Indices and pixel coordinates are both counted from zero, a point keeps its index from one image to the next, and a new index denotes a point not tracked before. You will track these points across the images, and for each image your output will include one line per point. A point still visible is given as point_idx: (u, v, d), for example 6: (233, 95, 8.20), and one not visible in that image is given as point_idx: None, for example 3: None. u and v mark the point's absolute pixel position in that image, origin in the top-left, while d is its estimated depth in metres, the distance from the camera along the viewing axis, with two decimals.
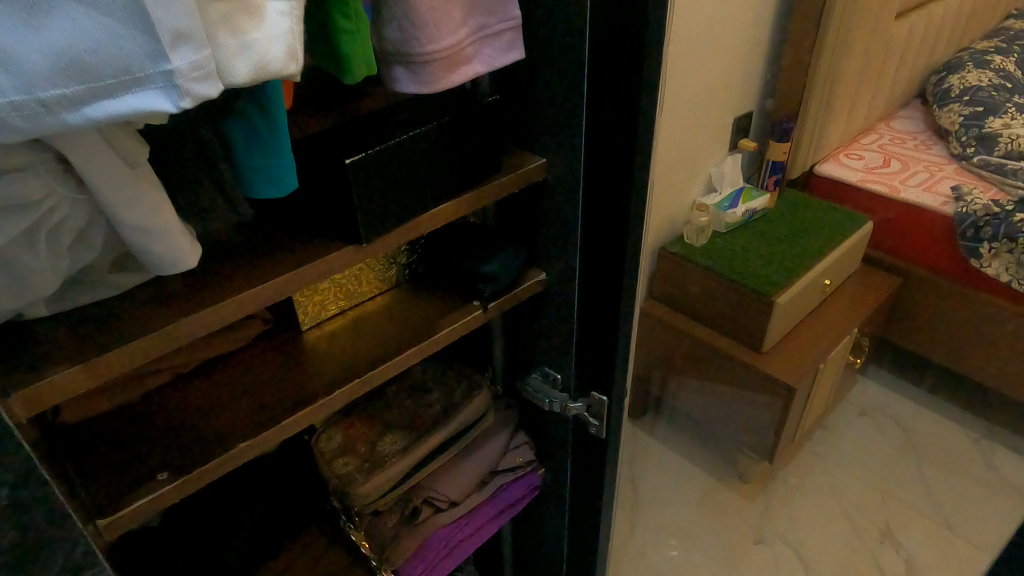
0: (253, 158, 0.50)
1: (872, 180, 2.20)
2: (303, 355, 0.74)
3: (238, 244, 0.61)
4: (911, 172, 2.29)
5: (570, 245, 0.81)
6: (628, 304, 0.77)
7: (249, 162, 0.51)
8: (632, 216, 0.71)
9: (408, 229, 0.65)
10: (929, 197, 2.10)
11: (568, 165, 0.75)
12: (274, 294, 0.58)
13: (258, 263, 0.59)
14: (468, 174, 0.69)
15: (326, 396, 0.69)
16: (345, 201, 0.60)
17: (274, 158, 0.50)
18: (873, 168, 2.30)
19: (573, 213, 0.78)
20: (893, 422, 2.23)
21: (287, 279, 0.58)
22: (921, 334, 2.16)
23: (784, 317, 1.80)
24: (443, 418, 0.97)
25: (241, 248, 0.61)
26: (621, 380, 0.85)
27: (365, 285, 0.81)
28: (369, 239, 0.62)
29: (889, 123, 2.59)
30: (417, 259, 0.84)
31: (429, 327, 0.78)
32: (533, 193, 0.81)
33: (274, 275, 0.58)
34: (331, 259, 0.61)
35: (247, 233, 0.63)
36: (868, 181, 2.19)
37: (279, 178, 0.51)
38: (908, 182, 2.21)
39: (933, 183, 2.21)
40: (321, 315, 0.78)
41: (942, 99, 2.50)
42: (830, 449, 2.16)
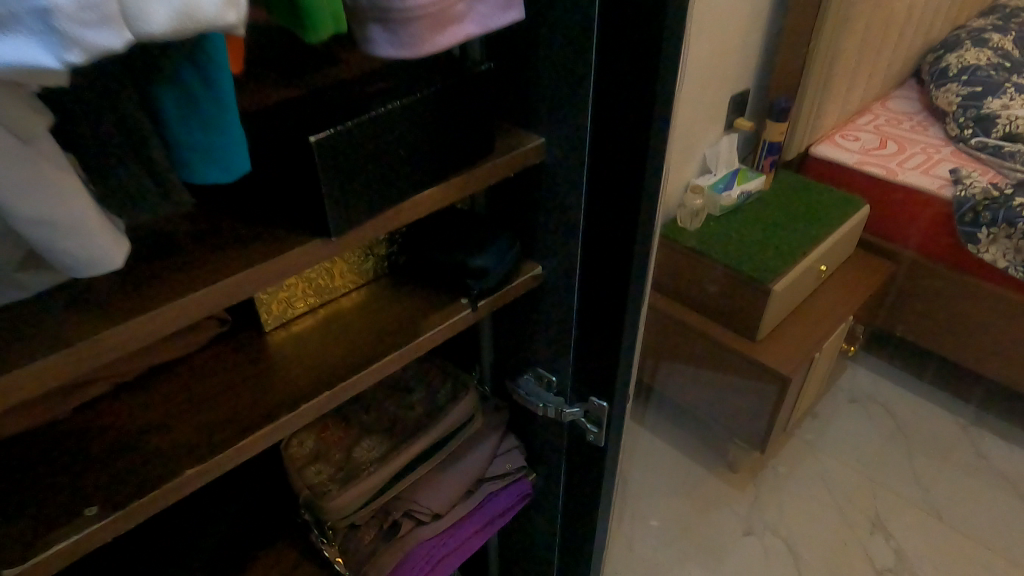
0: (187, 132, 0.40)
1: (870, 163, 2.13)
2: (268, 360, 0.65)
3: (184, 238, 0.52)
4: (908, 154, 2.22)
5: (570, 235, 0.72)
6: (636, 304, 0.69)
7: (178, 134, 0.40)
8: (645, 204, 0.62)
9: (387, 219, 0.56)
10: (927, 180, 2.04)
11: (571, 145, 0.66)
12: (224, 297, 0.48)
13: (207, 258, 0.50)
14: (456, 154, 0.60)
15: (291, 411, 0.59)
16: (311, 186, 0.50)
17: (216, 137, 0.41)
18: (870, 150, 2.23)
19: (576, 200, 0.69)
20: (883, 410, 2.19)
21: (239, 281, 0.48)
22: (914, 321, 2.12)
23: (780, 304, 1.73)
24: (426, 423, 0.88)
25: (189, 241, 0.51)
26: (625, 386, 0.77)
27: (339, 280, 0.71)
28: (341, 232, 0.53)
29: (885, 104, 2.52)
30: (398, 250, 0.75)
31: (410, 327, 0.68)
32: (530, 177, 0.72)
33: (222, 276, 0.48)
34: (295, 254, 0.51)
35: (197, 224, 0.53)
36: (865, 164, 2.13)
37: (216, 158, 0.42)
38: (906, 164, 2.15)
39: (930, 165, 2.15)
40: (288, 313, 0.68)
41: (939, 79, 2.43)
42: (819, 437, 2.11)
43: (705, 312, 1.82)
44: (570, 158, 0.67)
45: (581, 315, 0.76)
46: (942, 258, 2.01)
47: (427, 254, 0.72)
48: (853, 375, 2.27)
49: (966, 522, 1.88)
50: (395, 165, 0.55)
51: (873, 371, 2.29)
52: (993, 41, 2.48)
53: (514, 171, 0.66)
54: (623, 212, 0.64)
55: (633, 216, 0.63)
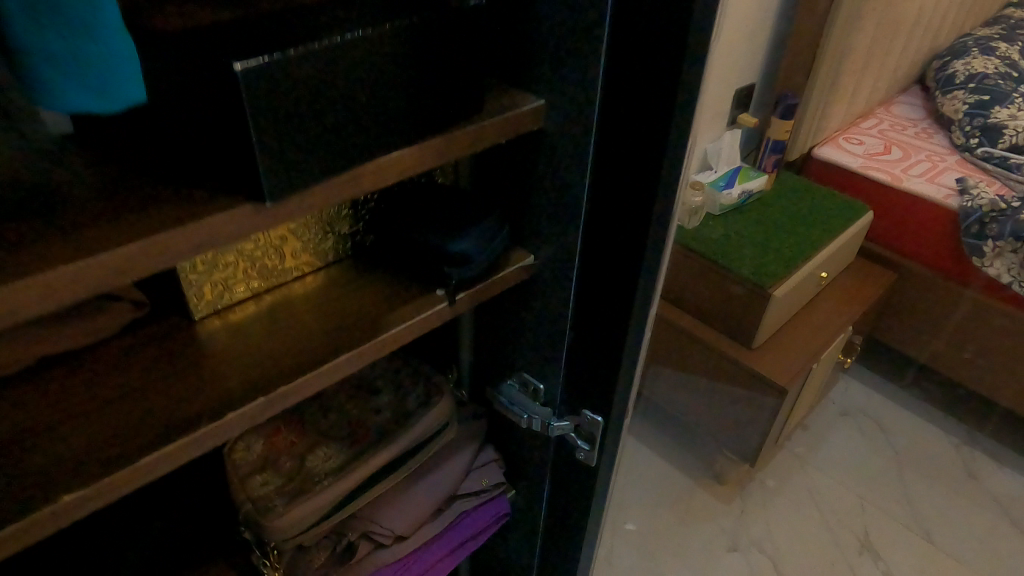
0: (36, 37, 0.31)
1: (873, 168, 2.01)
2: (195, 353, 0.53)
3: (79, 198, 0.40)
4: (913, 160, 2.08)
5: (569, 220, 0.60)
6: (644, 303, 0.58)
7: (23, 42, 0.31)
8: (664, 182, 0.51)
9: (344, 183, 0.44)
10: (932, 189, 1.91)
11: (576, 110, 0.55)
12: (114, 274, 0.36)
13: (108, 219, 0.38)
14: (435, 110, 0.48)
15: (214, 420, 0.47)
16: (240, 133, 0.39)
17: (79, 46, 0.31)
18: (873, 155, 2.11)
19: (578, 178, 0.58)
20: (874, 424, 2.04)
21: (137, 253, 0.36)
22: (914, 333, 2.02)
23: (779, 312, 1.61)
24: (392, 430, 0.76)
25: (88, 200, 0.40)
26: (625, 400, 0.65)
27: (290, 260, 0.59)
28: (279, 197, 0.41)
29: (887, 109, 2.39)
30: (364, 229, 0.63)
31: (371, 322, 0.56)
32: (523, 148, 0.61)
33: (112, 244, 0.36)
34: (218, 220, 0.39)
35: (105, 181, 0.42)
36: (870, 169, 2.01)
37: (82, 76, 0.32)
38: (911, 171, 2.02)
39: (935, 173, 2.01)
40: (226, 297, 0.57)
41: (945, 86, 2.27)
42: (811, 449, 1.96)
43: (697, 316, 1.72)
44: (574, 125, 0.55)
45: (578, 315, 0.64)
46: (943, 270, 1.92)
47: (396, 234, 0.60)
48: (845, 386, 2.15)
49: (960, 548, 1.72)
50: (352, 114, 0.43)
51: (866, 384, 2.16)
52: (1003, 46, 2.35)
53: (510, 137, 0.54)
54: (636, 191, 0.53)
55: (648, 197, 0.52)
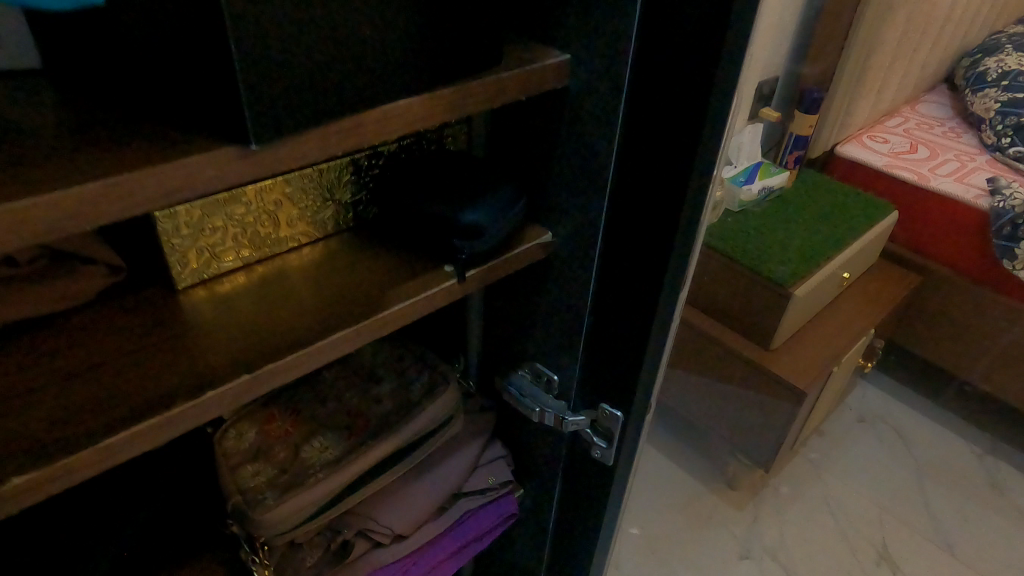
0: None
1: (900, 167, 1.90)
2: (176, 326, 0.47)
3: (39, 138, 0.35)
4: (941, 160, 1.99)
5: (592, 192, 0.55)
6: (673, 285, 0.52)
7: None
8: (703, 147, 0.45)
9: (343, 132, 0.39)
10: (961, 188, 1.80)
11: (603, 67, 0.49)
12: (66, 218, 0.31)
13: (69, 160, 0.33)
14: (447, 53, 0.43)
15: (193, 398, 0.42)
16: (220, 65, 0.33)
17: None
18: (899, 154, 2.00)
19: (604, 145, 0.52)
20: (894, 432, 1.93)
21: (91, 195, 0.31)
22: (940, 342, 1.89)
23: (799, 313, 1.51)
24: (394, 421, 0.71)
25: (48, 140, 0.35)
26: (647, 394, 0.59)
27: (285, 229, 0.54)
28: (265, 141, 0.35)
29: (915, 108, 2.29)
30: (367, 199, 0.58)
31: (371, 299, 0.51)
32: (542, 112, 0.55)
33: (63, 184, 0.31)
34: (191, 163, 0.34)
35: (71, 123, 0.37)
36: (896, 167, 1.90)
37: None
38: (939, 170, 1.90)
39: (965, 173, 1.90)
40: (213, 266, 0.51)
41: (976, 83, 2.18)
42: (826, 455, 1.86)
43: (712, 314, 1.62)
44: (601, 85, 0.50)
45: (599, 299, 0.59)
46: (973, 273, 1.80)
47: (401, 203, 0.55)
48: (862, 391, 2.04)
49: (985, 562, 1.62)
50: (353, 52, 0.38)
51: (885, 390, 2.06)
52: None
53: (529, 95, 0.49)
54: (669, 158, 0.47)
55: (683, 164, 0.46)
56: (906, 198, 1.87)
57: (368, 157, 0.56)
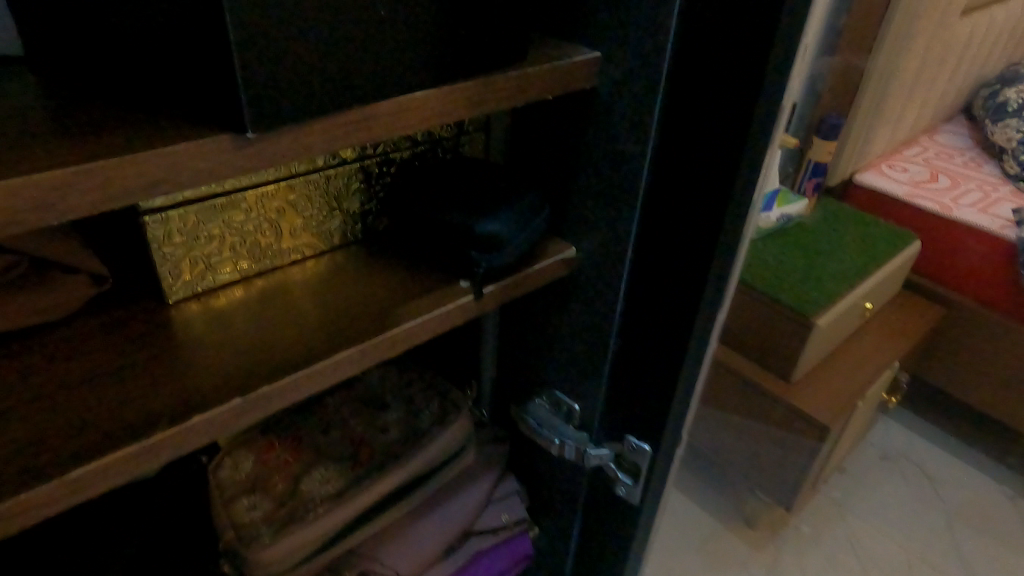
0: None
1: (920, 195, 1.64)
2: (167, 342, 0.43)
3: (17, 126, 0.31)
4: (964, 189, 1.70)
5: (621, 202, 0.50)
6: (711, 306, 0.47)
7: None
8: (748, 152, 0.40)
9: (353, 125, 0.35)
10: (985, 218, 1.55)
11: (638, 65, 0.45)
12: (25, 210, 0.27)
13: (46, 144, 0.29)
14: (474, 44, 0.39)
15: (177, 424, 0.37)
16: (213, 46, 0.29)
17: None
18: (920, 184, 1.70)
19: (636, 152, 0.48)
20: (918, 470, 1.72)
21: (56, 186, 0.27)
22: (978, 388, 1.60)
23: (820, 343, 1.31)
24: (400, 451, 0.65)
25: (26, 125, 0.31)
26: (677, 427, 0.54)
27: (288, 240, 0.50)
28: (261, 128, 0.31)
29: (932, 137, 1.96)
30: (377, 209, 0.54)
31: (377, 316, 0.46)
32: (567, 116, 0.51)
33: (24, 171, 0.27)
34: (178, 151, 0.30)
35: (56, 109, 0.33)
36: (916, 196, 1.63)
37: None
38: (962, 199, 1.63)
39: (990, 203, 1.63)
40: (209, 278, 0.47)
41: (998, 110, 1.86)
42: (851, 495, 1.64)
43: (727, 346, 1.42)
44: (635, 86, 0.46)
45: (628, 321, 0.54)
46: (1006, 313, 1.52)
47: (412, 213, 0.51)
48: (884, 428, 1.83)
49: None
50: (365, 38, 0.34)
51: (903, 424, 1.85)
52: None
53: (555, 94, 0.45)
54: (709, 165, 0.42)
55: (725, 172, 0.41)
56: (928, 229, 1.61)
57: (378, 164, 0.53)
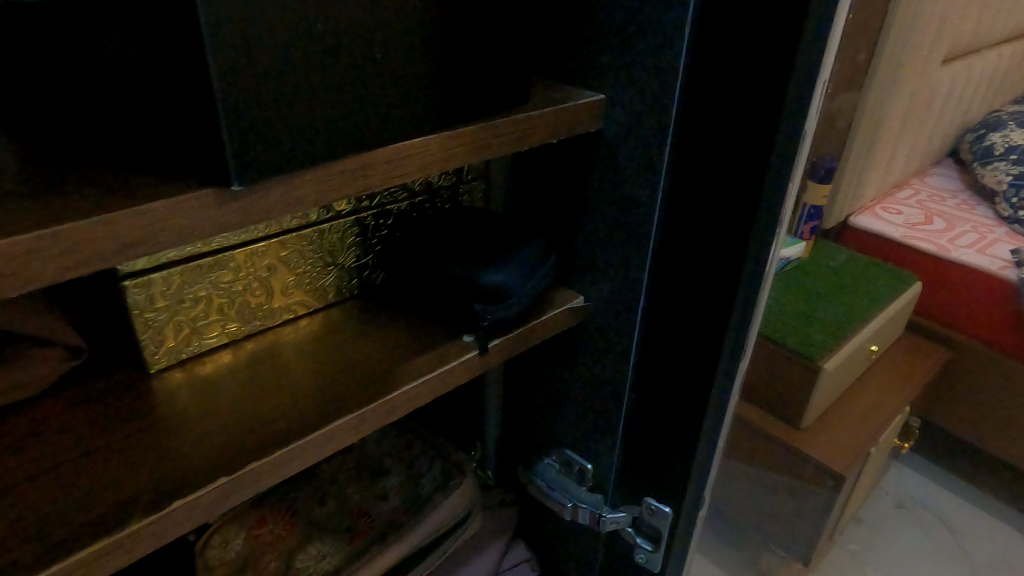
0: None
1: (916, 238, 1.54)
2: (149, 416, 0.40)
3: None
4: (959, 232, 1.59)
5: (631, 248, 0.48)
6: (733, 355, 0.44)
7: None
8: (767, 195, 0.38)
9: (350, 173, 0.32)
10: (985, 260, 1.45)
11: (645, 109, 0.43)
12: None
13: (19, 203, 0.27)
14: (482, 98, 0.38)
15: (153, 512, 0.33)
16: (197, 98, 0.27)
17: None
18: (916, 227, 1.60)
19: (647, 197, 0.45)
20: (933, 516, 1.51)
21: (15, 253, 0.24)
22: (996, 432, 1.46)
23: (828, 388, 1.22)
24: (404, 518, 0.61)
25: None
26: (700, 487, 0.50)
27: (280, 298, 0.47)
28: (249, 179, 0.28)
29: (923, 180, 1.86)
30: (373, 262, 0.51)
31: (376, 377, 0.43)
32: (572, 161, 0.50)
33: None
34: (154, 210, 0.27)
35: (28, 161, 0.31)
36: (914, 238, 1.53)
37: None
38: (959, 242, 1.53)
39: (987, 245, 1.52)
40: (195, 341, 0.44)
41: (983, 156, 1.75)
42: (870, 549, 1.43)
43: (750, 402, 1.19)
44: (643, 130, 0.44)
45: (642, 374, 0.51)
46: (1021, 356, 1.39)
47: (410, 267, 0.48)
48: (896, 473, 1.61)
49: None
50: (363, 87, 0.32)
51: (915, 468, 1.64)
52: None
53: (559, 138, 0.43)
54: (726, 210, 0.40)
55: (744, 216, 0.39)
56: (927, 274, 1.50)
57: (374, 217, 0.50)
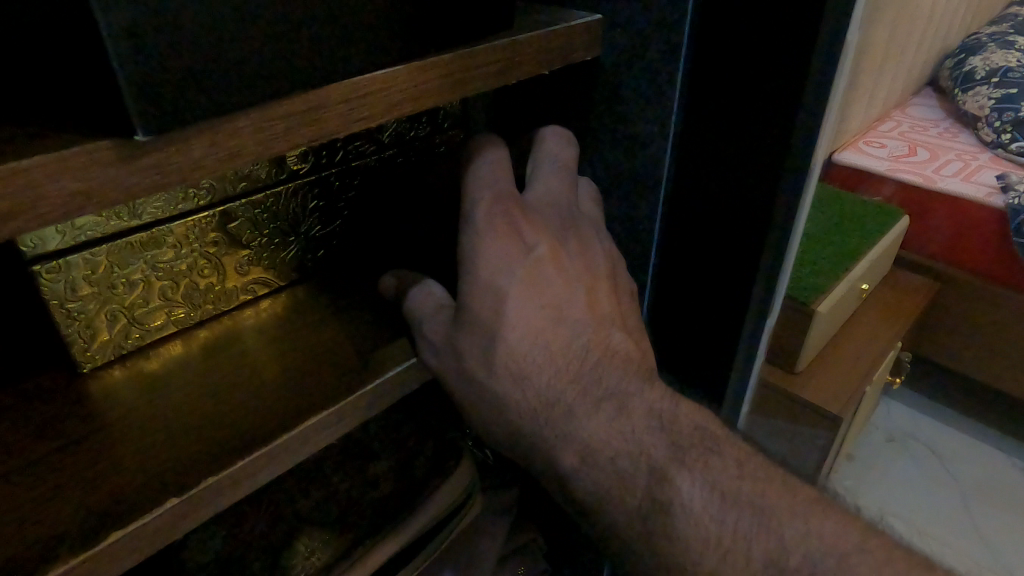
0: None
1: (900, 169, 1.36)
2: (84, 424, 0.33)
3: None
4: (944, 160, 1.50)
5: (640, 196, 0.42)
6: (762, 307, 0.40)
7: None
8: (799, 119, 0.33)
9: (301, 116, 0.25)
10: (968, 186, 1.31)
11: (646, 33, 0.37)
12: None
13: None
14: (465, 22, 0.31)
15: (94, 540, 0.27)
16: (78, 24, 0.20)
17: None
18: (900, 159, 1.49)
19: (656, 136, 0.39)
20: (927, 449, 1.39)
21: None
22: (990, 363, 1.36)
23: (823, 329, 1.09)
24: (403, 497, 0.56)
25: None
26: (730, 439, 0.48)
27: (234, 278, 0.41)
28: (164, 129, 0.22)
29: (905, 110, 1.76)
30: (340, 231, 0.45)
31: (355, 362, 0.37)
32: (565, 97, 0.43)
33: None
34: (33, 171, 0.20)
35: None
36: (897, 170, 1.34)
37: None
38: (943, 171, 1.41)
39: (971, 172, 1.42)
40: (137, 332, 0.38)
41: (964, 82, 1.68)
42: (865, 484, 1.31)
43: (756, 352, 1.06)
44: (652, 55, 0.37)
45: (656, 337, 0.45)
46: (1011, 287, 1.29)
47: None
48: (885, 408, 1.48)
49: None
50: (318, 13, 0.25)
51: (910, 403, 1.50)
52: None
53: (548, 70, 0.36)
54: (753, 142, 0.34)
55: (775, 149, 0.34)
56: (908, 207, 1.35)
57: (338, 176, 0.43)
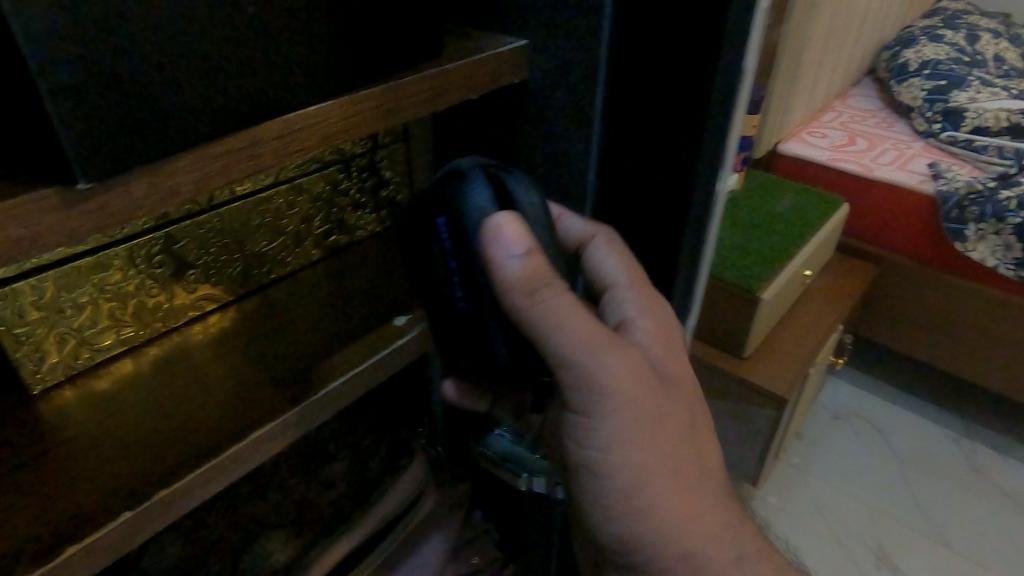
0: None
1: (843, 158, 1.44)
2: (35, 443, 0.34)
3: None
4: (880, 149, 1.53)
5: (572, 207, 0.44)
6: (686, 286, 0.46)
7: None
8: None
9: (237, 152, 0.27)
10: (905, 174, 1.38)
11: (569, 59, 0.39)
12: None
13: None
14: (393, 54, 0.33)
15: (54, 551, 0.29)
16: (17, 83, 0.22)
17: None
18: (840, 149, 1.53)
19: (581, 154, 0.42)
20: (868, 425, 1.47)
21: None
22: (923, 342, 1.43)
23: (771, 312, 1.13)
24: (359, 498, 0.58)
25: None
26: None
27: (182, 295, 0.43)
28: (102, 174, 0.23)
29: (845, 101, 1.82)
30: (287, 244, 0.48)
31: (305, 368, 0.39)
32: (500, 110, 0.44)
33: None
34: None
35: None
36: (840, 160, 1.43)
37: None
38: (881, 160, 1.47)
39: (905, 160, 1.49)
40: (87, 351, 0.39)
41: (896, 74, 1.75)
42: (812, 461, 1.38)
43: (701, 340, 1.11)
44: (574, 79, 0.39)
45: None
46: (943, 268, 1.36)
47: None
48: (831, 388, 1.56)
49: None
50: (247, 59, 0.27)
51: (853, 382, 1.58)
52: (967, 19, 1.94)
53: (477, 93, 0.38)
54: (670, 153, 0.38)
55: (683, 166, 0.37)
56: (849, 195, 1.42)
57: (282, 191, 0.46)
